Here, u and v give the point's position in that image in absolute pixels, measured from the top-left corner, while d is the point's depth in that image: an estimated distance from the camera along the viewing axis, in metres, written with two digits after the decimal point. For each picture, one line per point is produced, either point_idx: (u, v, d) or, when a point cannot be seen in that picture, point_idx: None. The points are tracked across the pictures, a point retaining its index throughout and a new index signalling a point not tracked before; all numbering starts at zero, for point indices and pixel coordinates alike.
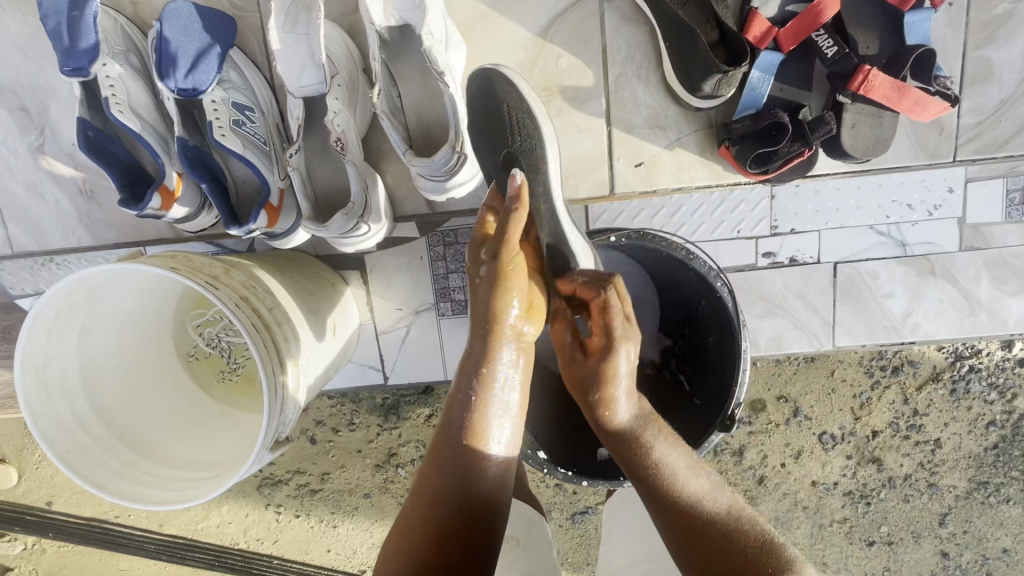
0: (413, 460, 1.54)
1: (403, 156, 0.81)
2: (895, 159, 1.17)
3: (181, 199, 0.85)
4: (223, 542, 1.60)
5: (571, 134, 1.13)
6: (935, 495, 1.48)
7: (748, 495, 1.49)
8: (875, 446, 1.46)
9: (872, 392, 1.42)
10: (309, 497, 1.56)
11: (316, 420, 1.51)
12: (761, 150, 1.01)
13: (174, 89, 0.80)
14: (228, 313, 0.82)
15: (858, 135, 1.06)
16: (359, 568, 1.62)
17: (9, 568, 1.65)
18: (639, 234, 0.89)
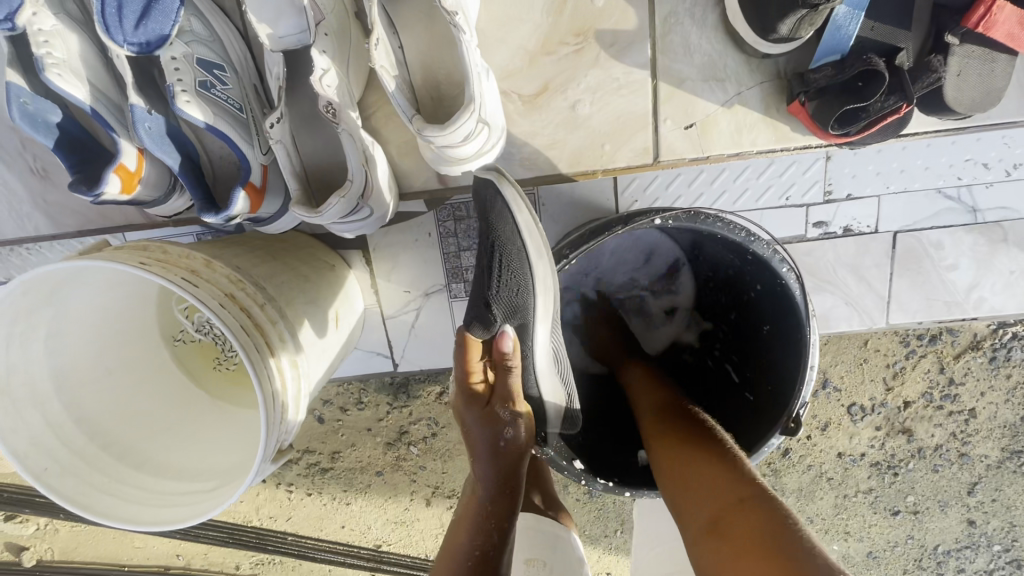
0: (425, 438, 1.46)
1: (409, 122, 0.64)
2: (1003, 114, 1.00)
3: (144, 180, 0.71)
4: (236, 520, 1.55)
5: (610, 89, 0.97)
6: (964, 465, 1.40)
7: (771, 465, 1.43)
8: (906, 416, 1.37)
9: (907, 361, 1.32)
10: (320, 475, 1.50)
11: (323, 399, 1.43)
12: (849, 107, 0.83)
13: (125, 44, 0.65)
14: (210, 317, 0.69)
15: (966, 87, 0.86)
16: (374, 543, 1.55)
17: (22, 549, 1.59)
18: (690, 214, 0.74)
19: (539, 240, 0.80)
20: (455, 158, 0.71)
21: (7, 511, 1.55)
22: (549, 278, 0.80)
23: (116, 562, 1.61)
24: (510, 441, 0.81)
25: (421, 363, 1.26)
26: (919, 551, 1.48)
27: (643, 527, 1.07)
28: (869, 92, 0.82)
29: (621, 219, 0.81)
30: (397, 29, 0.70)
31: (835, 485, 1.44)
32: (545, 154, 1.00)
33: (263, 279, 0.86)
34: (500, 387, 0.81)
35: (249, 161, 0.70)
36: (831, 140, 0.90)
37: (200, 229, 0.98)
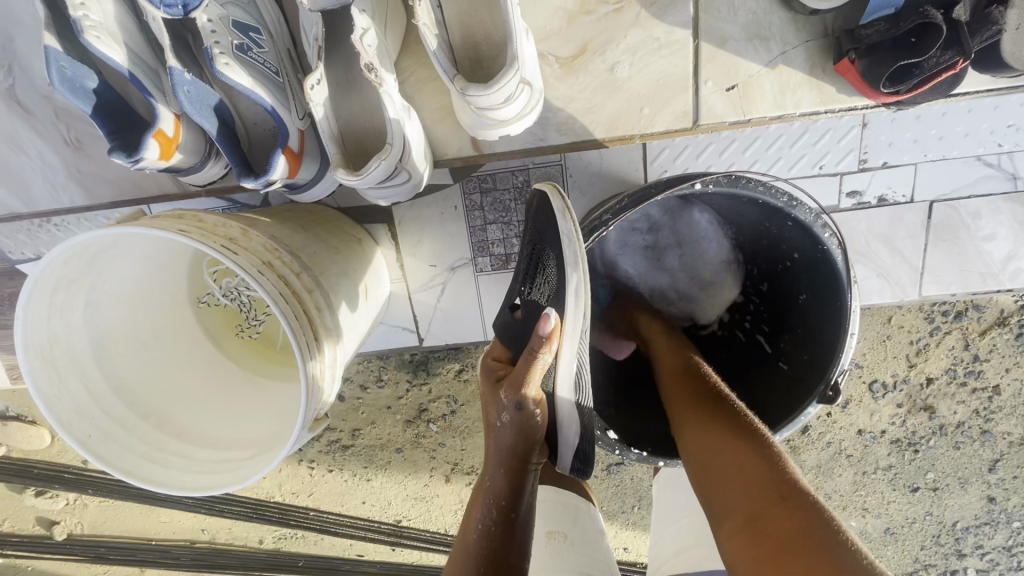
0: (445, 415, 1.47)
1: (451, 84, 0.63)
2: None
3: (181, 146, 0.71)
4: (260, 495, 1.58)
5: (651, 50, 0.95)
6: (986, 442, 1.39)
7: (791, 442, 1.43)
8: (929, 394, 1.36)
9: (931, 338, 1.30)
10: (341, 452, 1.52)
11: (344, 377, 1.45)
12: (902, 62, 0.80)
13: (159, 5, 0.63)
14: (251, 283, 0.70)
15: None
16: (394, 519, 1.58)
17: (54, 522, 1.63)
18: (731, 178, 0.71)
19: (580, 252, 0.73)
20: (496, 122, 0.70)
21: (38, 486, 1.59)
22: (583, 292, 0.73)
23: (144, 536, 1.65)
24: (515, 419, 0.74)
25: (446, 339, 1.26)
26: (937, 527, 1.48)
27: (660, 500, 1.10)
28: (924, 48, 0.80)
29: (659, 183, 0.77)
30: None
31: (854, 462, 1.44)
32: (581, 119, 0.99)
33: (298, 248, 0.86)
34: (518, 365, 0.74)
35: (286, 125, 0.69)
36: (879, 101, 0.88)
37: (225, 203, 0.99)
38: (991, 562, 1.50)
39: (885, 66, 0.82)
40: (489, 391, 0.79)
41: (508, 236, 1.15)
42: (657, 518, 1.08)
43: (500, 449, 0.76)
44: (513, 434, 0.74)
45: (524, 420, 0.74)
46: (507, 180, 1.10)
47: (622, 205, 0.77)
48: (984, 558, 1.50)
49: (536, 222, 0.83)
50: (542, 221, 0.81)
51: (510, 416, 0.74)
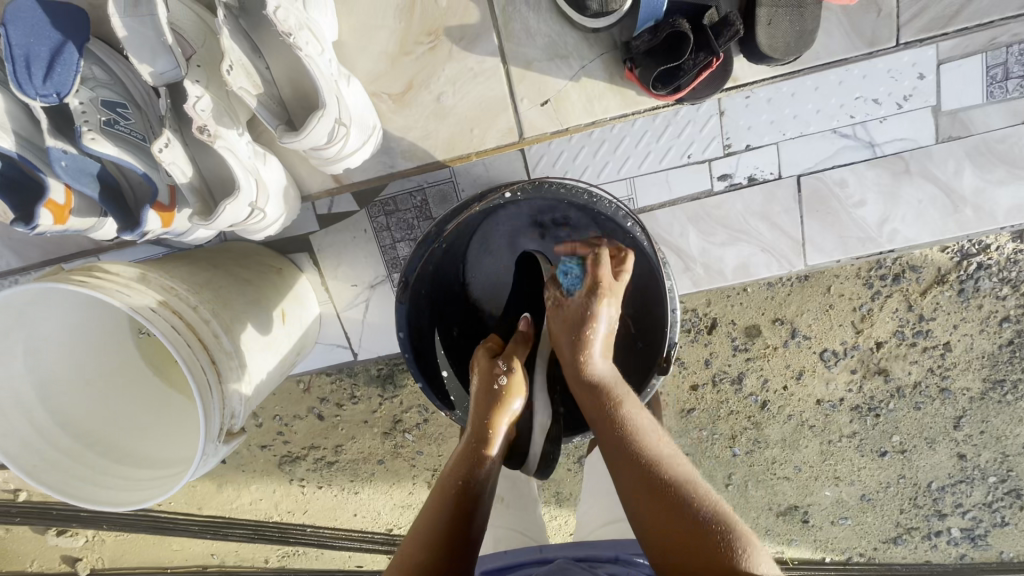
0: (418, 424, 1.58)
1: (274, 132, 0.74)
2: (828, 54, 1.06)
3: (75, 211, 0.82)
4: (259, 517, 1.70)
5: (468, 78, 1.08)
6: (947, 400, 1.42)
7: (752, 421, 1.47)
8: (881, 357, 1.40)
9: (873, 303, 1.35)
10: (327, 468, 1.63)
11: (319, 397, 1.55)
12: (664, 66, 0.94)
13: (37, 97, 0.75)
14: (143, 321, 0.81)
15: (777, 33, 0.94)
16: (386, 527, 1.68)
17: (77, 559, 1.77)
18: (534, 184, 0.81)
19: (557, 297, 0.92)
20: (331, 157, 0.81)
21: (59, 526, 1.73)
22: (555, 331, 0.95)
23: (160, 564, 1.77)
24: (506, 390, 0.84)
25: (378, 350, 1.35)
26: (913, 489, 1.51)
27: (589, 481, 1.11)
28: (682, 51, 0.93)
29: (477, 195, 0.85)
30: (261, 50, 0.78)
31: (818, 432, 1.48)
32: (421, 145, 1.11)
33: (202, 285, 0.98)
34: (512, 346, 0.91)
35: (157, 184, 0.83)
36: (664, 100, 1.01)
37: (158, 248, 1.12)
38: (974, 519, 1.52)
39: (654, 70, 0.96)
40: (484, 361, 0.88)
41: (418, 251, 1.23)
42: (587, 487, 1.10)
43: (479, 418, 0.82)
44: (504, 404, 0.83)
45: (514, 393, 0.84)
46: (407, 201, 1.18)
47: (445, 218, 0.86)
48: (966, 516, 1.52)
49: (519, 277, 1.01)
50: (532, 276, 1.00)
51: (502, 384, 0.84)
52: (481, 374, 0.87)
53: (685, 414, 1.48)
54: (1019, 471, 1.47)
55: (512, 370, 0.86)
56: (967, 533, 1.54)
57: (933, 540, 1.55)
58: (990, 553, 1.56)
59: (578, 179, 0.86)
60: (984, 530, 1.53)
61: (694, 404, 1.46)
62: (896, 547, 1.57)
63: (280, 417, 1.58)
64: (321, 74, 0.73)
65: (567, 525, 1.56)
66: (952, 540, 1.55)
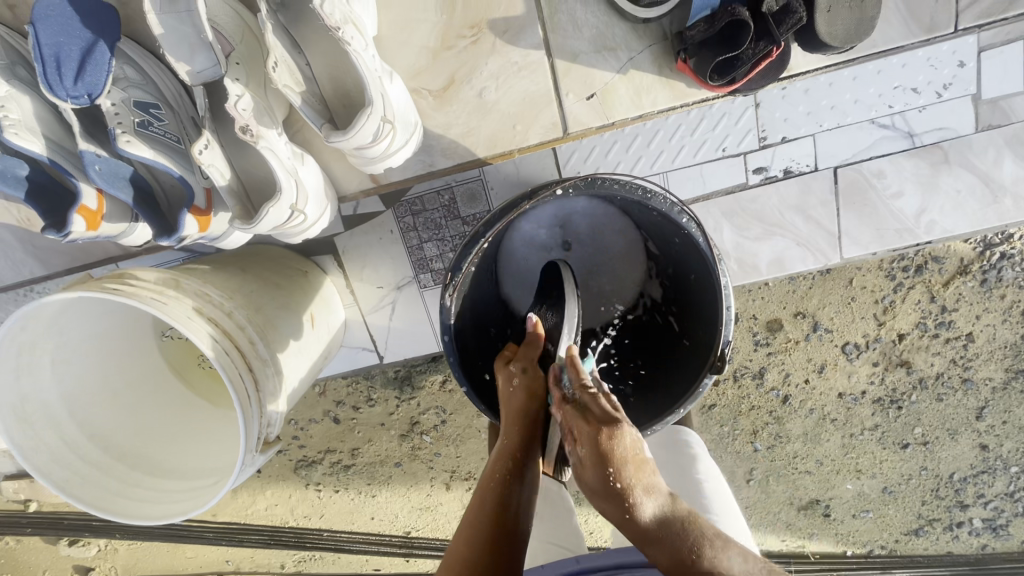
0: (436, 425, 1.55)
1: (319, 130, 0.72)
2: (887, 41, 1.03)
3: (107, 215, 0.79)
4: (275, 522, 1.67)
5: (511, 73, 1.06)
6: (969, 391, 1.41)
7: (773, 415, 1.46)
8: (902, 349, 1.38)
9: (896, 294, 1.33)
10: (344, 472, 1.60)
11: (336, 400, 1.53)
12: (722, 57, 0.92)
13: (67, 99, 0.72)
14: (181, 329, 0.78)
15: (837, 20, 0.91)
16: (403, 530, 1.66)
17: (89, 569, 1.74)
18: (588, 181, 0.77)
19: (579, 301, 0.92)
20: (374, 156, 0.79)
21: (72, 535, 1.70)
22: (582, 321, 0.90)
23: (174, 572, 1.74)
24: (524, 389, 0.80)
25: (404, 353, 1.32)
26: (935, 481, 1.50)
27: None
28: (742, 40, 0.91)
29: (526, 193, 0.81)
30: (302, 47, 0.76)
31: (840, 425, 1.47)
32: (462, 142, 1.08)
33: (234, 290, 0.95)
34: (525, 347, 0.86)
35: (192, 187, 0.80)
36: (718, 90, 0.99)
37: (186, 251, 1.10)
38: (995, 509, 1.52)
39: (710, 61, 0.94)
40: (503, 368, 0.85)
41: (444, 250, 1.20)
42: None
43: (508, 429, 0.79)
44: (528, 400, 0.80)
45: (536, 390, 0.80)
46: (434, 200, 1.15)
47: (493, 216, 0.82)
48: (988, 506, 1.51)
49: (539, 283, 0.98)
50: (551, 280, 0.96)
51: (519, 382, 0.81)
52: (503, 382, 0.83)
53: (706, 409, 1.47)
54: None
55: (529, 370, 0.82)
56: (989, 523, 1.53)
57: (955, 531, 1.54)
58: (1009, 543, 1.55)
59: (626, 174, 0.84)
60: (1004, 520, 1.53)
61: (716, 401, 1.44)
62: (917, 538, 1.56)
63: (295, 422, 1.56)
64: (367, 71, 0.70)
65: (589, 523, 1.54)
66: (973, 531, 1.54)
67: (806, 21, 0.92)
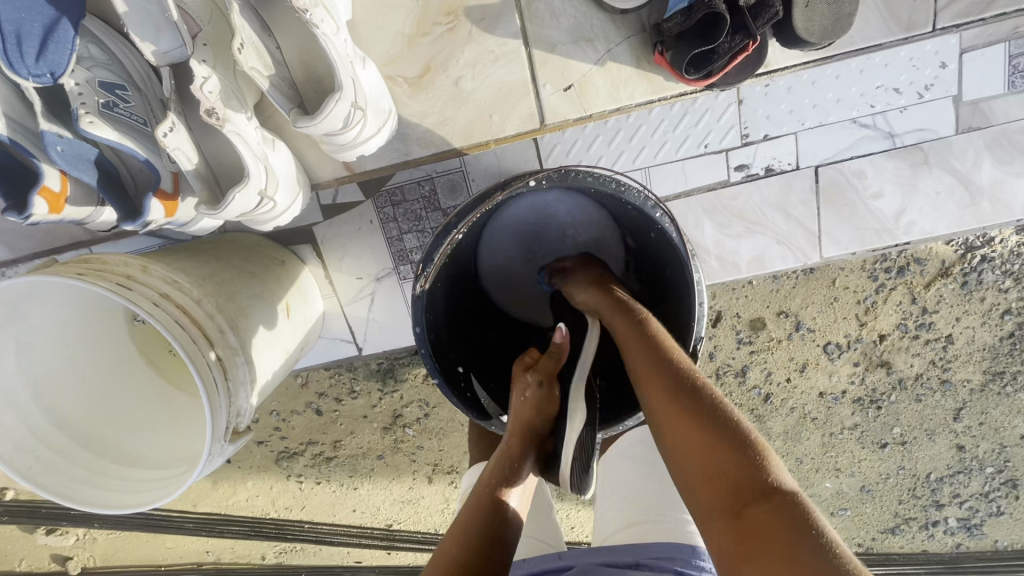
0: (419, 419, 1.55)
1: (288, 115, 0.70)
2: (865, 39, 1.03)
3: (72, 199, 0.76)
4: (256, 513, 1.66)
5: (488, 62, 1.04)
6: (947, 392, 1.42)
7: (755, 413, 1.46)
8: (883, 349, 1.39)
9: (877, 295, 1.33)
10: (326, 464, 1.59)
11: (318, 392, 1.51)
12: (697, 50, 0.91)
13: (30, 78, 0.70)
14: (145, 315, 0.77)
15: (814, 16, 0.91)
16: (385, 523, 1.66)
17: (67, 558, 1.72)
18: (561, 173, 0.75)
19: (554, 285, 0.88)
20: (346, 143, 0.77)
21: (48, 525, 1.67)
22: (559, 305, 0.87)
23: (154, 562, 1.73)
24: (534, 403, 0.80)
25: (385, 345, 1.31)
26: (912, 480, 1.52)
27: (607, 484, 1.05)
28: (717, 34, 0.90)
29: (499, 184, 0.80)
30: (272, 31, 0.75)
31: (820, 424, 1.48)
32: (437, 131, 1.07)
33: (205, 278, 0.94)
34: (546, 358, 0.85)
35: (159, 170, 0.78)
36: (695, 85, 0.98)
37: (160, 237, 1.08)
38: (971, 509, 1.53)
39: (686, 54, 0.93)
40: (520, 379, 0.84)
41: (425, 242, 1.19)
42: (603, 492, 1.06)
43: (510, 440, 0.80)
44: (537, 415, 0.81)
45: (547, 409, 0.80)
46: (414, 191, 1.13)
47: (466, 207, 0.80)
48: (963, 506, 1.53)
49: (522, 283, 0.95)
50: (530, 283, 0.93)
51: (532, 396, 0.81)
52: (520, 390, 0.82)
53: None
54: (1015, 462, 1.48)
55: (548, 387, 0.81)
56: (964, 522, 1.54)
57: (930, 530, 1.56)
58: (984, 542, 1.57)
59: (603, 167, 0.82)
60: (979, 519, 1.54)
61: None
62: (894, 536, 1.57)
63: (277, 413, 1.54)
64: (336, 54, 0.68)
65: (570, 518, 1.54)
66: (948, 530, 1.55)
67: (783, 15, 0.92)
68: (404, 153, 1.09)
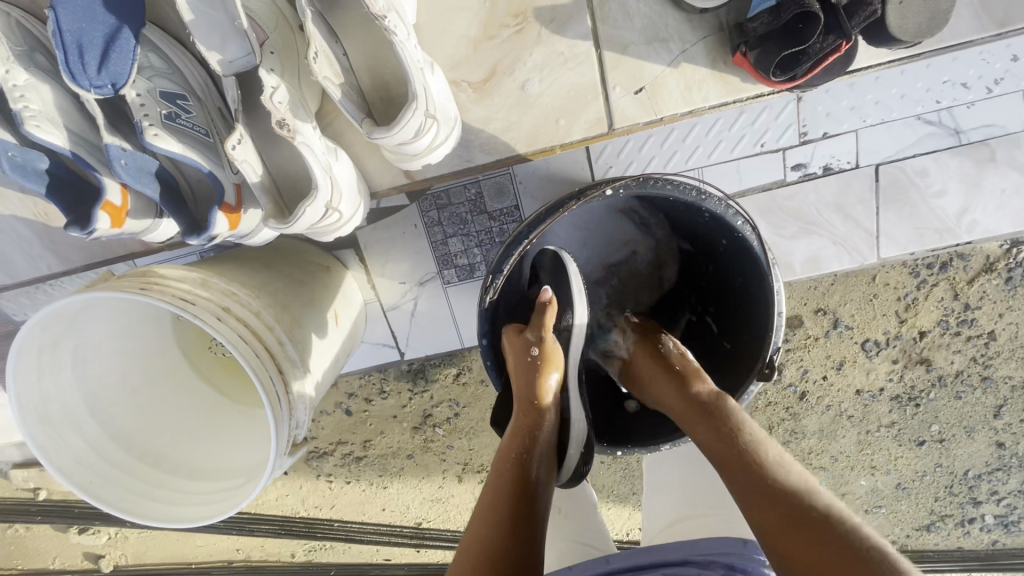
0: (449, 418, 1.53)
1: (360, 127, 0.68)
2: (955, 36, 0.98)
3: (132, 211, 0.75)
4: (286, 512, 1.66)
5: (558, 64, 1.01)
6: (988, 388, 1.39)
7: (790, 411, 1.44)
8: (923, 346, 1.35)
9: (918, 291, 1.30)
10: (356, 464, 1.58)
11: (347, 393, 1.50)
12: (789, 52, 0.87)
13: (91, 89, 0.68)
14: (209, 329, 0.75)
15: (909, 14, 0.86)
16: (415, 521, 1.65)
17: (99, 557, 1.72)
18: (640, 181, 0.73)
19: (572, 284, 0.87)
20: (414, 151, 0.74)
21: (81, 524, 1.68)
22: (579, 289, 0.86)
23: (182, 560, 1.73)
24: (536, 361, 0.82)
25: (426, 350, 1.30)
26: (949, 478, 1.48)
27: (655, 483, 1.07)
28: (809, 34, 0.86)
29: (573, 194, 0.79)
30: (339, 35, 0.72)
31: (856, 422, 1.45)
32: (502, 138, 1.04)
33: (260, 290, 0.92)
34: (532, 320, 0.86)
35: (223, 182, 0.76)
36: (778, 87, 0.95)
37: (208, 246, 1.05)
38: (1008, 506, 1.50)
39: (774, 55, 0.90)
40: (512, 345, 0.86)
41: (470, 246, 1.17)
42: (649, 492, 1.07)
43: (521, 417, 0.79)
44: (539, 379, 0.81)
45: (548, 362, 0.83)
46: (461, 195, 1.11)
47: (536, 218, 0.79)
48: (1000, 503, 1.50)
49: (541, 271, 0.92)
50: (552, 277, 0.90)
51: (532, 356, 0.82)
52: (517, 358, 0.84)
53: None
54: None
55: (544, 341, 0.84)
56: (1000, 519, 1.52)
57: (966, 527, 1.53)
58: (1021, 539, 1.54)
59: (677, 176, 0.81)
60: (1016, 516, 1.51)
61: None
62: (929, 533, 1.55)
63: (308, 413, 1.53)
64: (409, 59, 0.66)
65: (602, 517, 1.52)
66: (984, 527, 1.52)
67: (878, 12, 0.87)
68: (456, 157, 1.06)
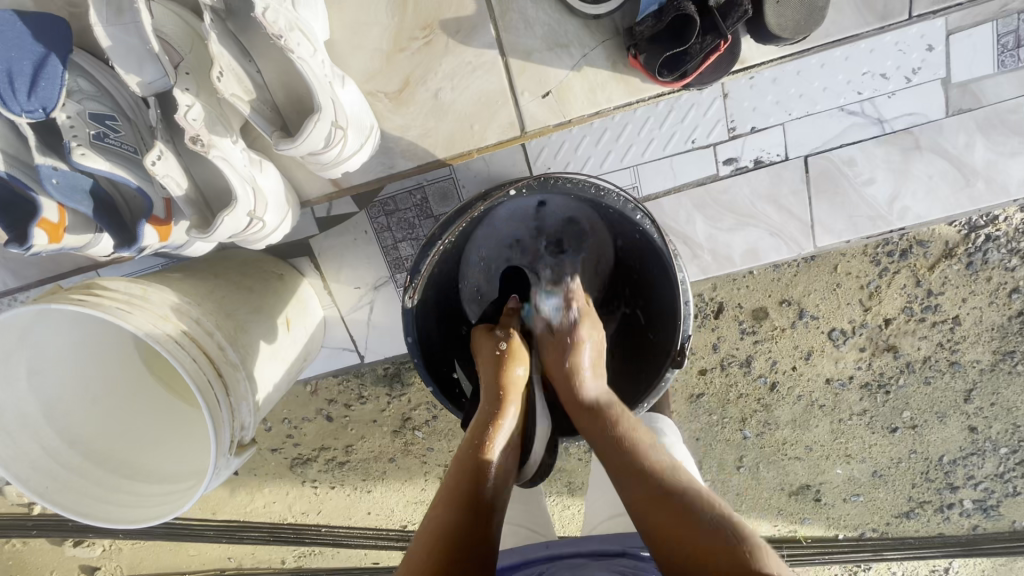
0: (427, 421, 1.56)
1: (270, 139, 0.73)
2: (840, 31, 1.02)
3: (70, 228, 0.80)
4: (274, 519, 1.69)
5: (465, 72, 1.05)
6: (957, 373, 1.40)
7: (761, 403, 1.45)
8: (890, 334, 1.37)
9: (880, 279, 1.32)
10: (339, 469, 1.62)
11: (328, 398, 1.53)
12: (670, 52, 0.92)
13: (22, 113, 0.73)
14: (144, 336, 0.79)
15: (786, 12, 0.92)
16: (400, 524, 1.68)
17: (95, 568, 1.77)
18: (541, 180, 0.78)
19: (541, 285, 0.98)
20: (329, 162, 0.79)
21: (75, 537, 1.72)
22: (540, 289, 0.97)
23: (176, 569, 1.77)
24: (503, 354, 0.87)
25: (386, 353, 1.33)
26: (925, 464, 1.50)
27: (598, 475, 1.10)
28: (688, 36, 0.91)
29: (481, 195, 0.83)
30: (251, 54, 0.77)
31: (828, 411, 1.47)
32: (420, 144, 1.08)
33: (204, 298, 0.96)
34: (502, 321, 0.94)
35: (152, 197, 0.81)
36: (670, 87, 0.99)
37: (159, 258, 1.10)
38: (986, 491, 1.50)
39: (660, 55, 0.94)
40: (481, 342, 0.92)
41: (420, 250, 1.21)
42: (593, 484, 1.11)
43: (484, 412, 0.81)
44: (505, 370, 0.86)
45: (515, 358, 0.87)
46: (406, 200, 1.15)
47: (449, 218, 0.83)
48: (978, 487, 1.50)
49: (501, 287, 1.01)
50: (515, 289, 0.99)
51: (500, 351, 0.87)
52: (486, 350, 0.88)
53: (694, 399, 1.46)
54: None
55: (511, 336, 0.90)
56: (980, 504, 1.52)
57: (946, 513, 1.53)
58: (1002, 523, 1.54)
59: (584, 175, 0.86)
60: (995, 500, 1.51)
61: (702, 389, 1.44)
62: (909, 520, 1.55)
63: (288, 421, 1.57)
64: (311, 74, 0.70)
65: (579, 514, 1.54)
66: (964, 512, 1.53)
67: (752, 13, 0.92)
68: (394, 164, 1.10)
